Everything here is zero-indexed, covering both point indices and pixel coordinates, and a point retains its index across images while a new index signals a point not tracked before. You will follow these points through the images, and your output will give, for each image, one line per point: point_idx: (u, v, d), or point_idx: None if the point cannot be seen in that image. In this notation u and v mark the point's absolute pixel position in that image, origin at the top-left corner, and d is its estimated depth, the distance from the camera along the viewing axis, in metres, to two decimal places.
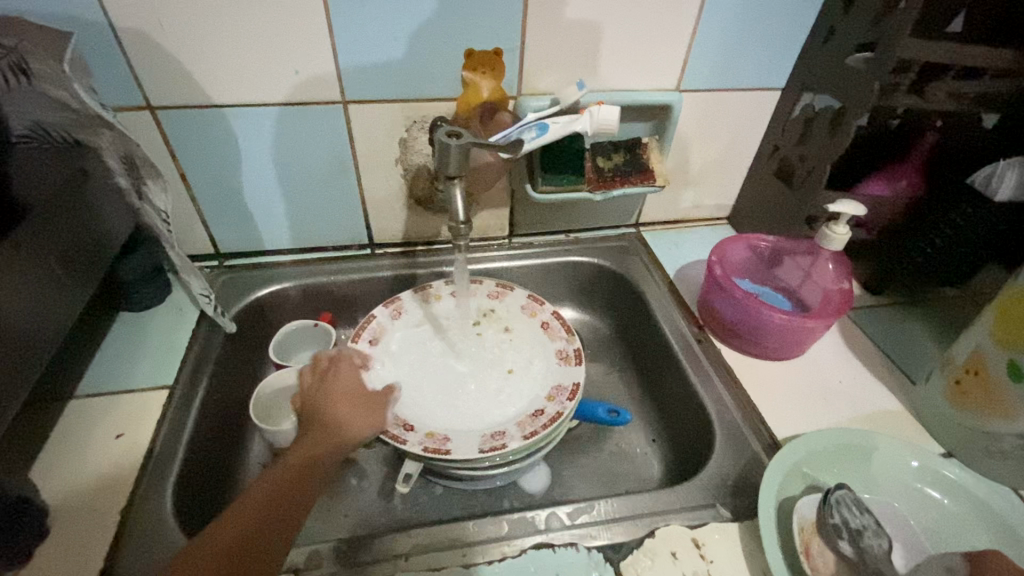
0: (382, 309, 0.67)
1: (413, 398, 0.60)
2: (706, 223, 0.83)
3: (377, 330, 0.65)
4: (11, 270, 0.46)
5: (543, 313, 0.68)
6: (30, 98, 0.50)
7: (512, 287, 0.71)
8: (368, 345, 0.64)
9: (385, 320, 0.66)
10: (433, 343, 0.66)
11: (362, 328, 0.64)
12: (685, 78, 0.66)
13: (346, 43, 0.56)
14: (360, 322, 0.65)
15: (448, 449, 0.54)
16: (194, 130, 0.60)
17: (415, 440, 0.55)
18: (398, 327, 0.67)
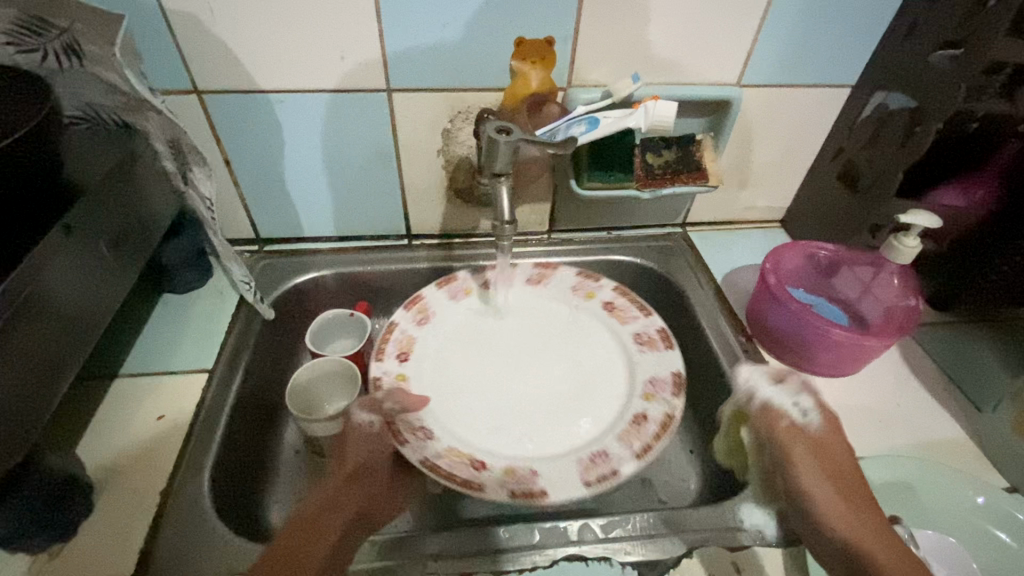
0: (405, 316, 0.63)
1: (481, 409, 0.58)
2: (756, 225, 0.79)
3: (404, 343, 0.61)
4: (65, 256, 0.47)
5: (601, 294, 0.67)
6: (80, 78, 0.52)
7: (555, 267, 0.69)
8: (398, 364, 0.60)
9: (410, 329, 0.63)
10: (472, 339, 0.65)
11: (383, 346, 0.60)
12: (747, 73, 0.62)
13: (395, 31, 0.54)
14: (382, 338, 0.61)
15: (542, 490, 0.50)
16: (240, 116, 0.60)
17: (494, 485, 0.50)
18: (425, 336, 0.63)
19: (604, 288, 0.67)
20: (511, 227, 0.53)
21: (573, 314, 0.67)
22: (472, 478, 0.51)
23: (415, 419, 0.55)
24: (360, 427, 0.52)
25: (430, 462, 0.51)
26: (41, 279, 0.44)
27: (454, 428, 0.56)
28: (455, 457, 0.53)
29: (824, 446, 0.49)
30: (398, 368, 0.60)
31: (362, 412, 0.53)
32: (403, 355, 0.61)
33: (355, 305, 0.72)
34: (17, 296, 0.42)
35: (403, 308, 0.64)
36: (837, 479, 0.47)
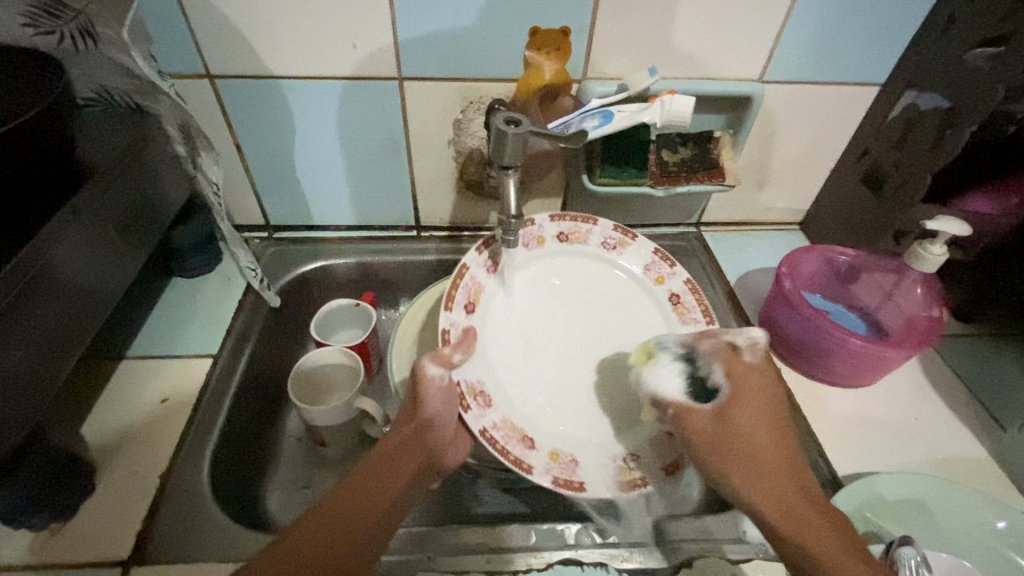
0: (478, 259, 0.56)
1: (533, 381, 0.55)
2: (774, 227, 0.76)
3: (473, 292, 0.55)
4: (73, 236, 0.47)
5: (671, 282, 0.61)
6: (99, 61, 0.51)
7: (635, 236, 0.63)
8: (465, 316, 0.53)
9: (480, 276, 0.56)
10: (538, 296, 0.60)
11: (455, 292, 0.52)
12: (770, 68, 0.59)
13: (407, 19, 0.53)
14: (453, 282, 0.53)
15: (581, 485, 0.48)
16: (251, 100, 0.59)
17: (540, 469, 0.48)
18: (493, 286, 0.57)
19: (675, 278, 0.61)
20: (518, 220, 0.52)
21: (638, 297, 0.62)
22: (522, 457, 0.48)
23: (477, 380, 0.51)
24: (434, 385, 0.47)
25: (489, 433, 0.48)
26: (50, 260, 0.44)
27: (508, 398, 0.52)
28: (510, 430, 0.50)
29: (733, 425, 0.45)
30: (465, 321, 0.53)
31: (439, 372, 0.47)
32: (470, 305, 0.54)
33: (362, 296, 0.71)
34: (27, 276, 0.42)
35: (476, 250, 0.56)
36: (742, 458, 0.44)
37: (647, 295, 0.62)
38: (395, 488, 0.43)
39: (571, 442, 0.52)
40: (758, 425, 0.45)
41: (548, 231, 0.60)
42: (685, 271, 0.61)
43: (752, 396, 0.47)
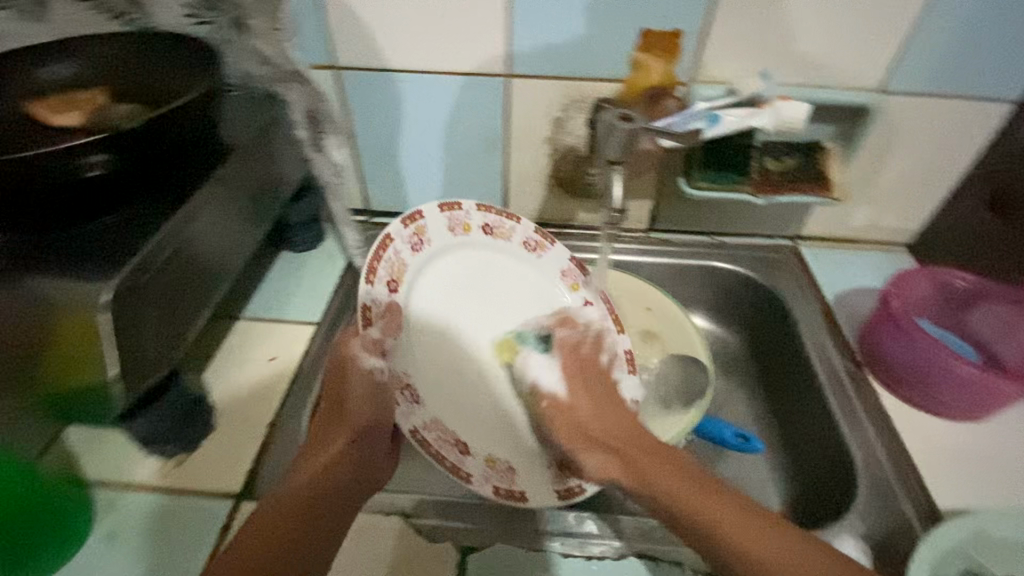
0: (401, 236, 0.53)
1: (469, 377, 0.54)
2: (878, 246, 0.72)
3: (398, 270, 0.52)
4: (213, 207, 0.52)
5: (584, 288, 0.62)
6: (241, 49, 0.59)
7: (555, 240, 0.63)
8: (388, 294, 0.50)
9: (404, 252, 0.53)
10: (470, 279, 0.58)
11: (376, 266, 0.50)
12: (891, 77, 0.57)
13: (522, 19, 0.55)
14: (374, 254, 0.50)
15: (521, 494, 0.49)
16: (368, 91, 0.63)
17: (478, 478, 0.50)
18: (421, 263, 0.55)
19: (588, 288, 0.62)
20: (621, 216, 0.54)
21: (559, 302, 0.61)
22: (460, 466, 0.49)
23: (403, 373, 0.49)
24: (362, 380, 0.44)
25: (420, 435, 0.48)
26: (193, 226, 0.49)
27: (437, 388, 0.51)
28: (443, 433, 0.50)
29: (577, 421, 0.47)
30: (387, 297, 0.50)
31: (367, 359, 0.44)
32: (393, 283, 0.51)
33: None
34: (174, 237, 0.47)
35: (397, 223, 0.53)
36: (631, 465, 0.44)
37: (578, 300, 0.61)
38: (330, 494, 0.41)
39: (501, 441, 0.53)
40: (590, 428, 0.46)
41: (474, 219, 0.59)
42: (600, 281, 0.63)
43: (584, 402, 0.48)
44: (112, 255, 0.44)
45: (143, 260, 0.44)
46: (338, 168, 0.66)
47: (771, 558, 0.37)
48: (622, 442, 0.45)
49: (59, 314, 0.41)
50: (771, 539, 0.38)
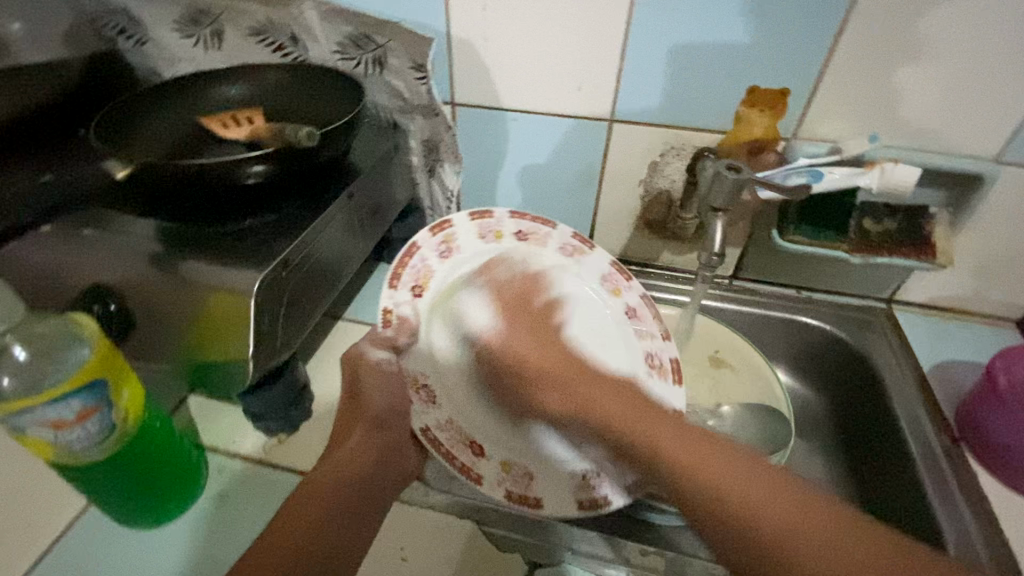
0: (427, 242, 0.56)
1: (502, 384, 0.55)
2: (980, 319, 0.69)
3: (421, 274, 0.55)
4: (341, 218, 0.57)
5: (628, 296, 0.60)
6: (377, 83, 0.65)
7: (593, 245, 0.61)
8: (411, 298, 0.53)
9: (432, 260, 0.56)
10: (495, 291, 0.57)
11: (399, 270, 0.53)
12: (1010, 149, 0.56)
13: (633, 70, 0.59)
14: (398, 263, 0.53)
15: (536, 501, 0.48)
16: (480, 126, 0.68)
17: (489, 479, 0.49)
18: (445, 270, 0.57)
19: (630, 294, 0.60)
20: (719, 259, 0.57)
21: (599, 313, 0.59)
22: (471, 465, 0.49)
23: (420, 373, 0.52)
24: (372, 366, 0.50)
25: (429, 434, 0.49)
26: (324, 234, 0.54)
27: (454, 393, 0.53)
28: (455, 433, 0.51)
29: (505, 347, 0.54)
30: (411, 301, 0.53)
31: (376, 352, 0.51)
32: (417, 289, 0.54)
33: None
34: (308, 244, 0.52)
35: (427, 230, 0.56)
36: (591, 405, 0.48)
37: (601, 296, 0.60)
38: (341, 479, 0.45)
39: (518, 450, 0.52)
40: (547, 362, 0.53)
41: (507, 225, 0.59)
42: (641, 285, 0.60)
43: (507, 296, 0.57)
44: (258, 253, 0.49)
45: (285, 258, 0.49)
46: (451, 194, 0.70)
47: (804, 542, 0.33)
48: (601, 393, 0.48)
49: (214, 293, 0.47)
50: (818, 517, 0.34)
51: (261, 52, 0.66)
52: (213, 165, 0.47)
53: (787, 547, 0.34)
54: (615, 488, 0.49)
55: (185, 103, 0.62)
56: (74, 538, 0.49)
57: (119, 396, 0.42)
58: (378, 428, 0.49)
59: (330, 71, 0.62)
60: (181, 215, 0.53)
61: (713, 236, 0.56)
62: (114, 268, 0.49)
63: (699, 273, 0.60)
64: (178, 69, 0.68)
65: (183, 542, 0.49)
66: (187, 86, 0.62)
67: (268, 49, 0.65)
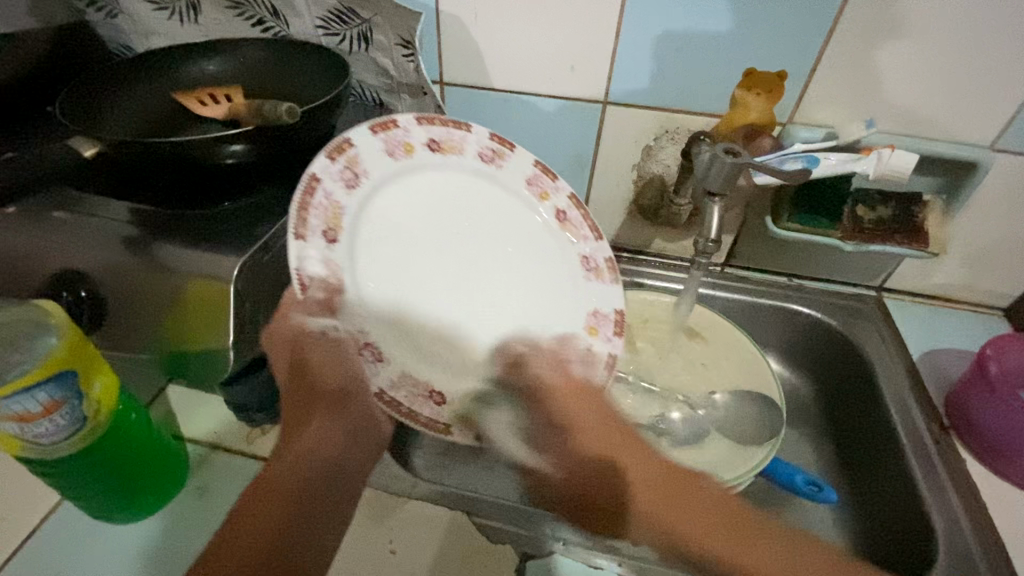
0: (333, 169, 0.45)
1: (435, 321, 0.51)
2: (968, 307, 0.70)
3: (333, 213, 0.44)
4: None
5: (557, 199, 0.59)
6: (362, 61, 0.62)
7: (513, 146, 0.57)
8: (327, 247, 0.43)
9: (338, 193, 0.45)
10: (426, 217, 0.52)
11: (309, 215, 0.42)
12: (1006, 136, 0.55)
13: (627, 50, 0.57)
14: (303, 203, 0.42)
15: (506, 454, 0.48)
16: (470, 107, 0.66)
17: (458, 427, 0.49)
18: (357, 205, 0.47)
19: (560, 196, 0.59)
20: (715, 246, 0.56)
21: (527, 215, 0.58)
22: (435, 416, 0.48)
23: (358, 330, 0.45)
24: (316, 340, 0.41)
25: (386, 395, 0.46)
26: None
27: (405, 342, 0.48)
28: (413, 388, 0.47)
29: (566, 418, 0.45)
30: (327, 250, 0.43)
31: (317, 322, 0.41)
32: (330, 232, 0.44)
33: None
34: (289, 229, 0.50)
35: (328, 155, 0.45)
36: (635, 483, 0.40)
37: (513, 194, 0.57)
38: (315, 472, 0.39)
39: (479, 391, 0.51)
40: (599, 415, 0.45)
41: (415, 137, 0.52)
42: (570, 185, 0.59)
43: (567, 396, 0.46)
44: (237, 236, 0.47)
45: (265, 243, 0.47)
46: None
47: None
48: (606, 436, 0.43)
49: (191, 279, 0.45)
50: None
51: (240, 26, 0.63)
52: (188, 143, 0.45)
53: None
54: None
55: (160, 78, 0.59)
56: (48, 535, 0.47)
57: (91, 387, 0.40)
58: (333, 416, 0.42)
59: (313, 48, 0.59)
60: (155, 197, 0.50)
61: (710, 222, 0.55)
62: (84, 253, 0.46)
63: (695, 260, 0.59)
64: (152, 43, 0.66)
65: (162, 538, 0.48)
66: (162, 61, 0.59)
67: (247, 23, 0.62)
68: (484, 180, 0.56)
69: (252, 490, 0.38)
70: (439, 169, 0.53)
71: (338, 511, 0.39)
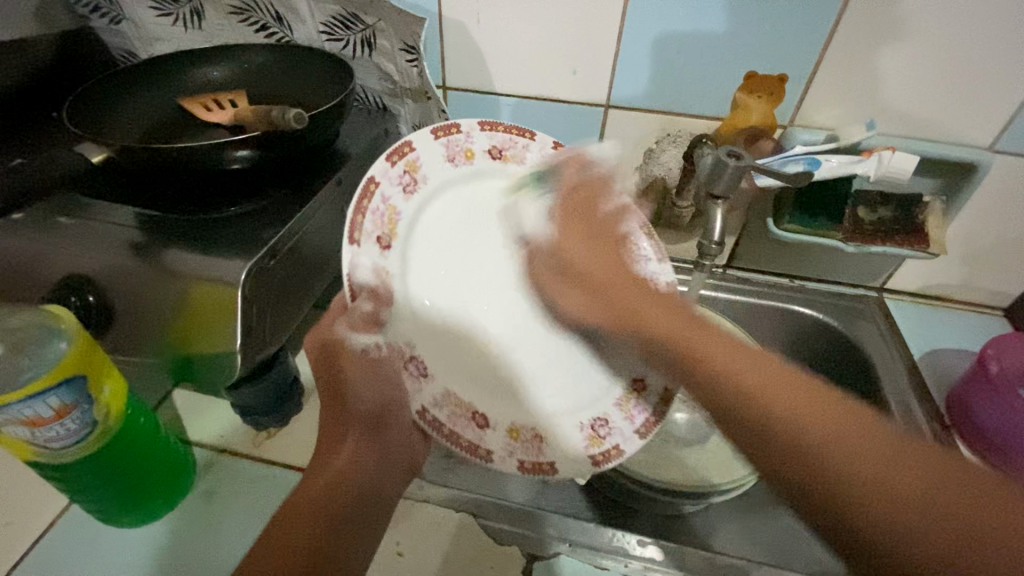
0: (391, 174, 0.44)
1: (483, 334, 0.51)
2: (968, 307, 0.70)
3: (387, 220, 0.44)
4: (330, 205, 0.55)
5: (613, 211, 0.53)
6: (366, 66, 0.63)
7: (575, 151, 0.53)
8: (380, 253, 0.43)
9: (394, 198, 0.44)
10: (474, 238, 0.52)
11: (360, 220, 0.41)
12: (1005, 137, 0.56)
13: (629, 54, 0.57)
14: (359, 208, 0.41)
15: (551, 467, 0.46)
16: (472, 111, 0.66)
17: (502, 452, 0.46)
18: (412, 211, 0.46)
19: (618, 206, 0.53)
20: (717, 248, 0.57)
21: None
22: (478, 442, 0.45)
23: (404, 344, 0.44)
24: (359, 359, 0.42)
25: (428, 413, 0.44)
26: (312, 222, 0.52)
27: (450, 359, 0.47)
28: (456, 408, 0.46)
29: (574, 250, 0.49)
30: (378, 258, 0.42)
31: (359, 338, 0.42)
32: (384, 239, 0.44)
33: None
34: (295, 234, 0.50)
35: (389, 158, 0.44)
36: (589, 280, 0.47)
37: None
38: (352, 493, 0.39)
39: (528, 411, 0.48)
40: (598, 246, 0.49)
41: (477, 142, 0.50)
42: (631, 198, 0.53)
43: (575, 202, 0.50)
44: (243, 241, 0.47)
45: (272, 247, 0.47)
46: None
47: (829, 430, 0.30)
48: (622, 285, 0.46)
49: (197, 283, 0.45)
50: (840, 415, 0.31)
51: (244, 33, 0.63)
52: (195, 148, 0.45)
53: (859, 499, 0.28)
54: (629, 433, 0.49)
55: (165, 85, 0.60)
56: (55, 540, 0.47)
57: (100, 392, 0.40)
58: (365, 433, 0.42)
59: (317, 53, 0.60)
60: (161, 202, 0.50)
61: (713, 225, 0.55)
62: (92, 258, 0.47)
63: (697, 261, 0.59)
64: (157, 49, 0.66)
65: (168, 541, 0.48)
66: (167, 67, 0.60)
67: (250, 29, 0.63)
68: (565, 207, 0.53)
69: (286, 510, 0.37)
70: (505, 185, 0.52)
71: (372, 526, 0.39)
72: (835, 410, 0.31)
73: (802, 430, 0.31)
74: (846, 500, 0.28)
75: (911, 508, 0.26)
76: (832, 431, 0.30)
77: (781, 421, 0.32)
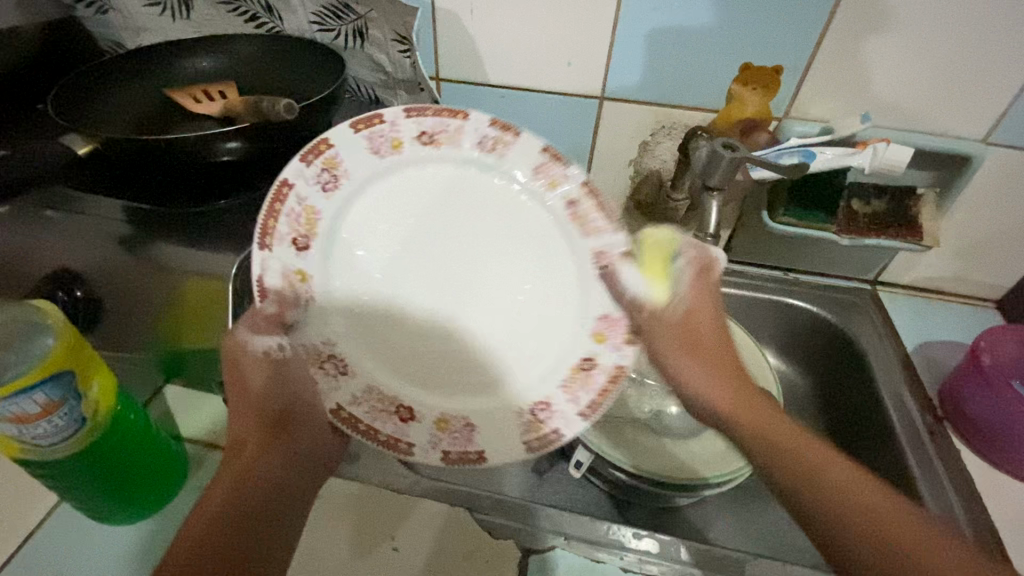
0: (308, 174, 0.44)
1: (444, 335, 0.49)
2: (960, 300, 0.71)
3: (308, 214, 0.44)
4: None
5: (566, 186, 0.48)
6: (358, 57, 0.62)
7: (518, 129, 0.47)
8: (296, 254, 0.43)
9: (312, 197, 0.44)
10: (434, 227, 0.49)
11: (267, 222, 0.42)
12: (999, 130, 0.56)
13: (624, 45, 0.57)
14: (268, 210, 0.42)
15: (478, 456, 0.44)
16: (466, 102, 0.66)
17: (424, 446, 0.44)
18: (336, 207, 0.46)
19: (570, 182, 0.48)
20: (713, 240, 0.56)
21: (533, 207, 0.49)
22: (399, 436, 0.44)
23: (325, 343, 0.45)
24: (256, 356, 0.41)
25: (343, 414, 0.44)
26: None
27: (389, 355, 0.47)
28: (381, 403, 0.45)
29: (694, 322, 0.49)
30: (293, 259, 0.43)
31: (262, 340, 0.41)
32: (303, 240, 0.44)
33: None
34: None
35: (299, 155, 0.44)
36: (712, 359, 0.47)
37: (544, 209, 0.49)
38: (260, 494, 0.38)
39: (455, 399, 0.47)
40: (711, 367, 0.47)
41: (405, 130, 0.47)
42: (580, 171, 0.48)
43: (670, 328, 0.48)
44: (235, 235, 0.47)
45: (263, 241, 0.46)
46: None
47: (834, 471, 0.35)
48: (721, 396, 0.45)
49: (191, 278, 0.45)
50: (837, 460, 0.36)
51: (233, 22, 0.62)
52: (184, 141, 0.44)
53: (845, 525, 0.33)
54: (571, 416, 0.46)
55: (152, 75, 0.58)
56: (45, 537, 0.47)
57: (88, 387, 0.40)
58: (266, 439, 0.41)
59: (308, 44, 0.59)
60: (149, 194, 0.49)
61: (709, 216, 0.55)
62: (80, 251, 0.46)
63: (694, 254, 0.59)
64: (144, 40, 0.65)
65: (161, 538, 0.47)
66: (153, 57, 0.58)
67: (239, 19, 0.61)
68: (527, 197, 0.49)
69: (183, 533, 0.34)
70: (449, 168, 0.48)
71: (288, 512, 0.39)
72: (844, 462, 0.36)
73: (811, 457, 0.36)
74: (830, 492, 0.34)
75: (887, 518, 0.32)
76: (845, 481, 0.34)
77: (793, 463, 0.37)
